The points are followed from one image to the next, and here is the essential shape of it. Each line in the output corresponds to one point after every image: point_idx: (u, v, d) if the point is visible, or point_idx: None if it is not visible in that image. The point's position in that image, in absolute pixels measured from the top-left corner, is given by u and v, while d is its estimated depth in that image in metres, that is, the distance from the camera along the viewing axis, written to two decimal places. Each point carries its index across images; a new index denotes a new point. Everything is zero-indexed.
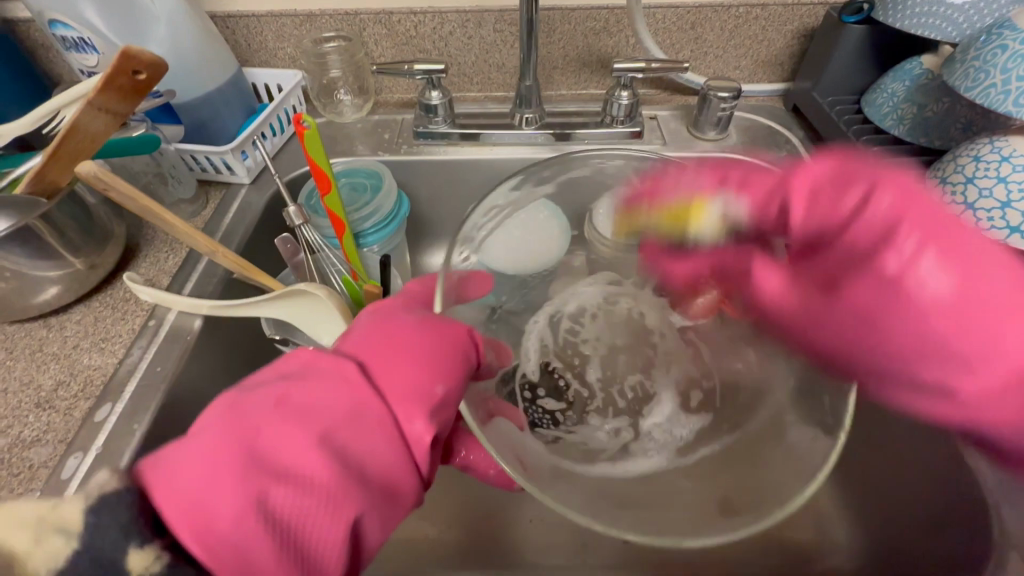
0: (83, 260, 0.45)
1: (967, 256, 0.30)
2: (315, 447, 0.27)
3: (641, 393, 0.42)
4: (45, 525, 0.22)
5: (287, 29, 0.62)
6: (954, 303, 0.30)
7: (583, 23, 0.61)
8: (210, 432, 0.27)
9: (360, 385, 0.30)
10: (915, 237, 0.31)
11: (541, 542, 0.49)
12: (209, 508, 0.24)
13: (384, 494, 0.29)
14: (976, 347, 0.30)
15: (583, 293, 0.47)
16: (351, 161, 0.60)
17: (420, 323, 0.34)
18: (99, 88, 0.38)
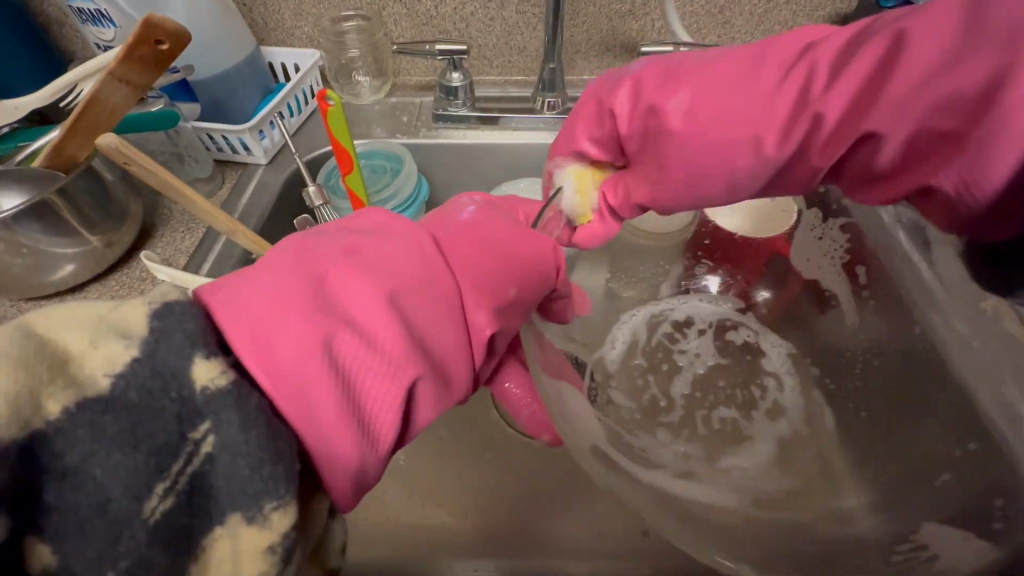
0: (99, 237, 0.44)
1: (698, 86, 0.33)
2: (384, 301, 0.25)
3: (734, 428, 0.43)
4: (102, 327, 0.19)
5: (305, 7, 0.60)
6: (695, 113, 0.32)
7: (608, 5, 0.60)
8: (277, 267, 0.25)
9: (435, 258, 0.28)
10: (656, 90, 0.34)
11: (559, 531, 0.48)
12: (273, 337, 0.22)
13: (442, 376, 0.27)
14: (732, 123, 0.32)
15: (699, 306, 0.48)
16: (371, 142, 0.59)
17: (500, 231, 0.33)
18: (121, 59, 0.37)
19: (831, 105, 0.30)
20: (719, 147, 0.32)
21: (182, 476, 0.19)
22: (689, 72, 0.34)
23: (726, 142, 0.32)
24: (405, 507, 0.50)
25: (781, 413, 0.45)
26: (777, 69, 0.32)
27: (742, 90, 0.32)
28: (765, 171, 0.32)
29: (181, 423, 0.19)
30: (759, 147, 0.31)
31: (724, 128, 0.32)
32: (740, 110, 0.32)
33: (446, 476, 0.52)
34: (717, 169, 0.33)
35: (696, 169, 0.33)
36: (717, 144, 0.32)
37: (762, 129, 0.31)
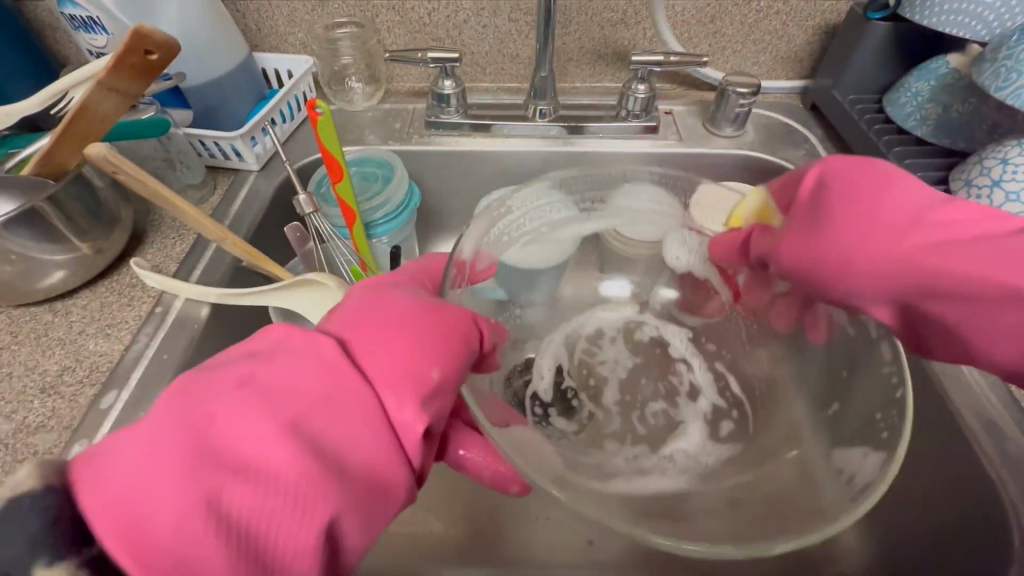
0: (89, 244, 0.44)
1: (880, 196, 0.36)
2: (280, 434, 0.25)
3: (666, 417, 0.44)
4: None
5: (299, 14, 0.60)
6: (855, 215, 0.36)
7: (601, 14, 0.60)
8: (157, 416, 0.25)
9: (340, 372, 0.28)
10: (838, 183, 0.37)
11: (548, 537, 0.48)
12: (150, 511, 0.22)
13: (364, 491, 0.27)
14: (879, 233, 0.36)
15: (606, 318, 0.50)
16: (363, 149, 0.59)
17: (408, 311, 0.33)
18: (110, 68, 0.37)
19: (937, 257, 0.33)
20: (857, 245, 0.36)
21: None
22: (880, 182, 0.36)
23: (870, 249, 0.35)
24: (395, 513, 0.50)
25: (699, 393, 0.46)
26: (937, 212, 0.35)
27: (914, 207, 0.35)
28: (900, 289, 0.35)
29: None
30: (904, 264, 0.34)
31: (866, 236, 0.36)
32: (895, 219, 0.35)
33: (437, 482, 0.52)
34: (859, 261, 0.36)
35: (843, 257, 0.36)
36: (863, 241, 0.36)
37: (903, 247, 0.35)
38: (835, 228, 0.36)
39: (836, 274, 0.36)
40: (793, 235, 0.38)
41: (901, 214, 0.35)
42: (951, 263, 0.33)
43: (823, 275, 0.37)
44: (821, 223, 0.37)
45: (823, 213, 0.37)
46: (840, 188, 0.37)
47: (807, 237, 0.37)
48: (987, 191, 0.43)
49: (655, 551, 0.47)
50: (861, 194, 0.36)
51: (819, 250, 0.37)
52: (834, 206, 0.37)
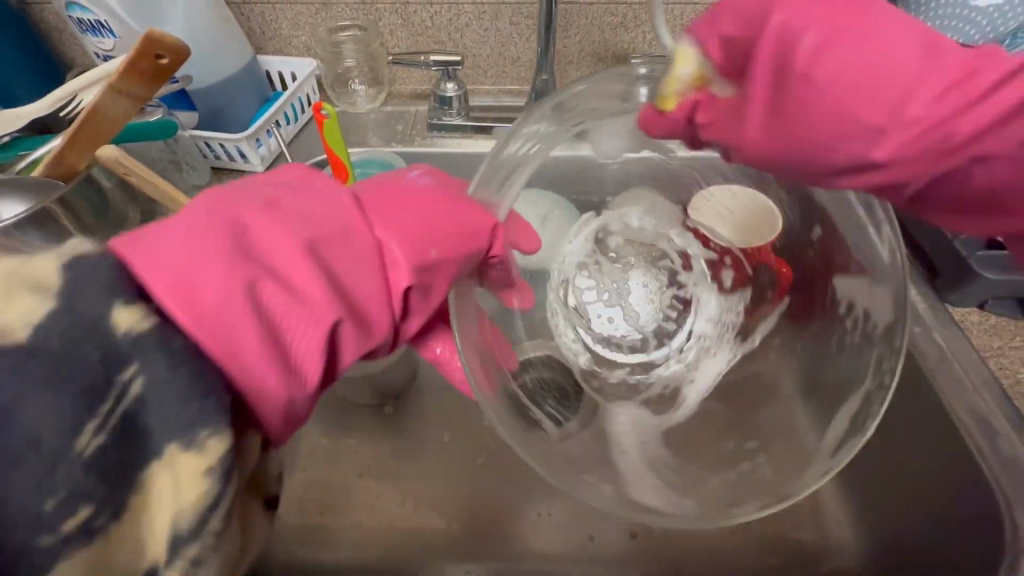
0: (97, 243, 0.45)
1: (849, 49, 0.28)
2: (303, 250, 0.27)
3: (678, 315, 0.47)
4: (14, 281, 0.19)
5: (302, 17, 0.61)
6: (844, 79, 0.28)
7: (601, 17, 0.61)
8: (190, 215, 0.26)
9: (355, 216, 0.30)
10: (815, 36, 0.28)
11: (551, 533, 0.49)
12: (194, 279, 0.23)
13: (363, 321, 0.28)
14: (857, 104, 0.28)
15: (572, 252, 0.49)
16: (367, 151, 0.60)
17: (418, 188, 0.34)
18: (121, 73, 0.38)
19: (890, 137, 0.28)
20: (829, 120, 0.29)
21: (113, 418, 0.19)
22: (855, 13, 0.29)
23: (857, 109, 0.28)
24: (399, 508, 0.51)
25: (692, 256, 0.48)
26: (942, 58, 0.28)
27: (914, 53, 0.28)
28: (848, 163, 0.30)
29: (107, 367, 0.20)
30: (885, 130, 0.28)
31: (878, 84, 0.28)
32: (878, 89, 0.28)
33: (440, 478, 0.52)
34: (846, 133, 0.29)
35: (785, 136, 0.30)
36: (851, 113, 0.28)
37: (884, 128, 0.28)
38: (818, 109, 0.29)
39: (786, 148, 0.31)
40: (790, 112, 0.30)
41: (887, 80, 0.28)
42: (958, 130, 0.28)
43: (778, 151, 0.31)
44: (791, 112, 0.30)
45: (800, 87, 0.29)
46: (832, 27, 0.29)
47: (789, 115, 0.30)
48: None
49: (656, 545, 0.48)
50: (834, 52, 0.28)
51: (804, 130, 0.30)
52: (818, 69, 0.28)
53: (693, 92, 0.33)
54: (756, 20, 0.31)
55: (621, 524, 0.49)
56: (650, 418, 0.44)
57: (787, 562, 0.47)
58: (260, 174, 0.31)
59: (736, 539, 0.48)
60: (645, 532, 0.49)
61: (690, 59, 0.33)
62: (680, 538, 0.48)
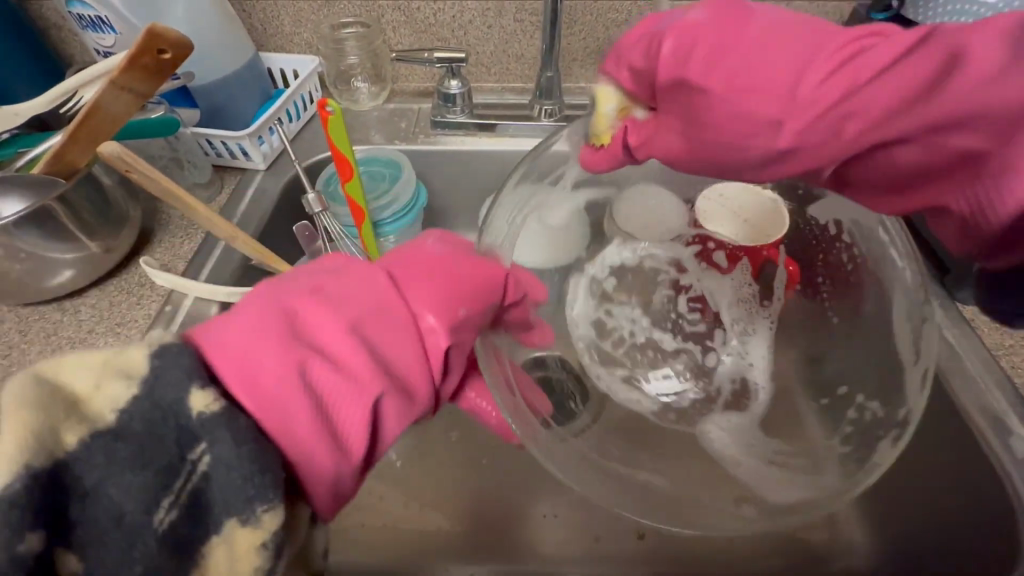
0: (98, 242, 0.44)
1: (737, 51, 0.28)
2: (348, 332, 0.26)
3: (704, 316, 0.49)
4: (110, 370, 0.21)
5: (304, 14, 0.61)
6: (737, 81, 0.28)
7: (605, 14, 0.61)
8: (246, 300, 0.26)
9: (390, 290, 0.29)
10: (704, 45, 0.29)
11: (557, 534, 0.49)
12: (252, 367, 0.24)
13: (409, 396, 0.28)
14: (756, 102, 0.28)
15: (580, 310, 0.48)
16: (370, 149, 0.59)
17: (455, 253, 0.33)
18: (123, 67, 0.37)
19: (799, 128, 0.28)
20: (734, 122, 0.29)
21: (184, 491, 0.21)
22: (739, 19, 0.29)
23: (748, 110, 0.29)
24: (402, 510, 0.50)
25: (686, 269, 0.49)
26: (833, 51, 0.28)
27: (804, 50, 0.28)
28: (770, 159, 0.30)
29: (181, 445, 0.21)
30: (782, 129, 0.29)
31: (763, 89, 0.28)
32: (768, 82, 0.28)
33: (444, 479, 0.52)
34: (751, 135, 0.29)
35: (700, 142, 0.31)
36: (752, 110, 0.28)
37: (783, 121, 0.28)
38: (721, 114, 0.29)
39: (705, 153, 0.31)
40: (695, 123, 0.30)
41: (780, 75, 0.28)
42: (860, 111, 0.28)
43: (697, 155, 0.31)
44: (699, 120, 0.30)
45: (701, 94, 0.29)
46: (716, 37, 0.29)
47: (698, 125, 0.30)
48: None
49: (663, 546, 0.48)
50: (725, 58, 0.28)
51: (716, 138, 0.30)
52: (711, 78, 0.28)
53: (619, 127, 0.33)
54: (654, 36, 0.30)
55: (627, 523, 0.49)
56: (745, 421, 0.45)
57: (796, 564, 0.46)
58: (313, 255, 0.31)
59: (744, 540, 0.48)
60: (652, 533, 0.48)
61: (610, 94, 0.33)
62: (687, 539, 0.48)
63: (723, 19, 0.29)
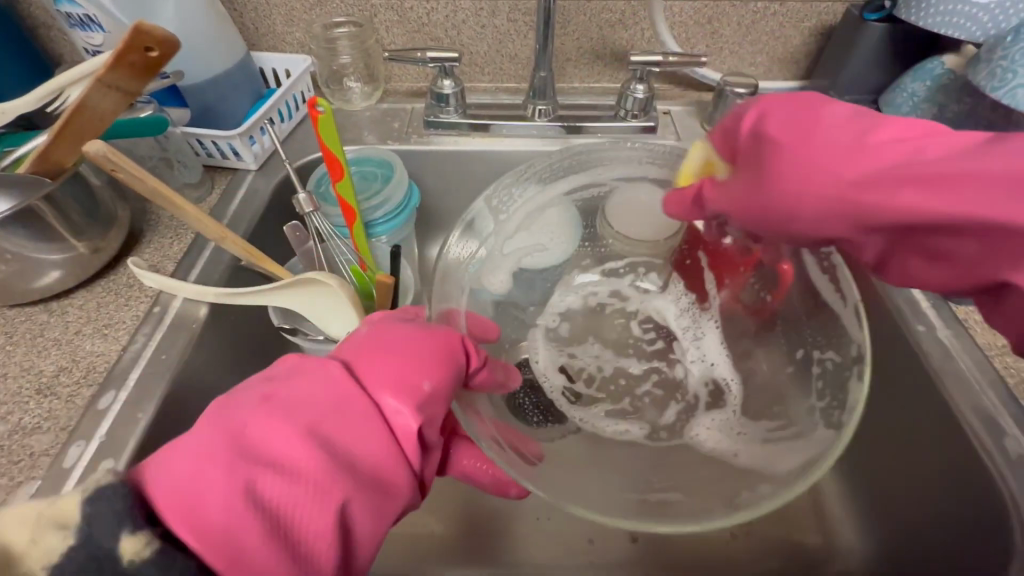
0: (85, 243, 0.43)
1: (806, 125, 0.33)
2: (301, 437, 0.28)
3: (662, 333, 0.49)
4: (42, 523, 0.22)
5: (296, 13, 0.60)
6: (793, 143, 0.33)
7: (599, 14, 0.60)
8: (201, 425, 0.28)
9: (345, 383, 0.31)
10: (776, 121, 0.34)
11: (550, 536, 0.48)
12: (197, 497, 0.24)
13: (374, 487, 0.29)
14: (811, 161, 0.32)
15: (544, 356, 0.48)
16: (362, 149, 0.59)
17: (403, 335, 0.35)
18: (109, 65, 0.37)
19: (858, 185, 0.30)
20: (789, 174, 0.32)
21: None
22: (816, 113, 0.33)
23: (814, 167, 0.32)
24: None
25: (640, 312, 0.50)
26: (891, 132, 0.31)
27: (868, 129, 0.32)
28: (817, 212, 0.32)
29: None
30: (851, 189, 0.30)
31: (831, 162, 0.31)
32: (826, 148, 0.32)
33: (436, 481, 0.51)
34: (808, 185, 0.32)
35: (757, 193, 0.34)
36: (808, 167, 0.32)
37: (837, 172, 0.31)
38: (780, 170, 0.33)
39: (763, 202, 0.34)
40: (758, 179, 0.34)
41: (842, 149, 0.31)
42: (919, 177, 0.28)
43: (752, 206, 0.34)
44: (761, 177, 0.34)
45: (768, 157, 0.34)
46: (805, 120, 0.33)
47: (758, 181, 0.34)
48: None
49: (655, 548, 0.48)
50: (796, 127, 0.33)
51: (774, 190, 0.33)
52: (776, 141, 0.33)
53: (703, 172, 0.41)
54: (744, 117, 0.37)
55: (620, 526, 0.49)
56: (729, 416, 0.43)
57: (789, 567, 0.46)
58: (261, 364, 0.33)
59: (737, 543, 0.48)
60: (645, 536, 0.48)
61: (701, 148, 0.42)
62: (680, 541, 0.48)
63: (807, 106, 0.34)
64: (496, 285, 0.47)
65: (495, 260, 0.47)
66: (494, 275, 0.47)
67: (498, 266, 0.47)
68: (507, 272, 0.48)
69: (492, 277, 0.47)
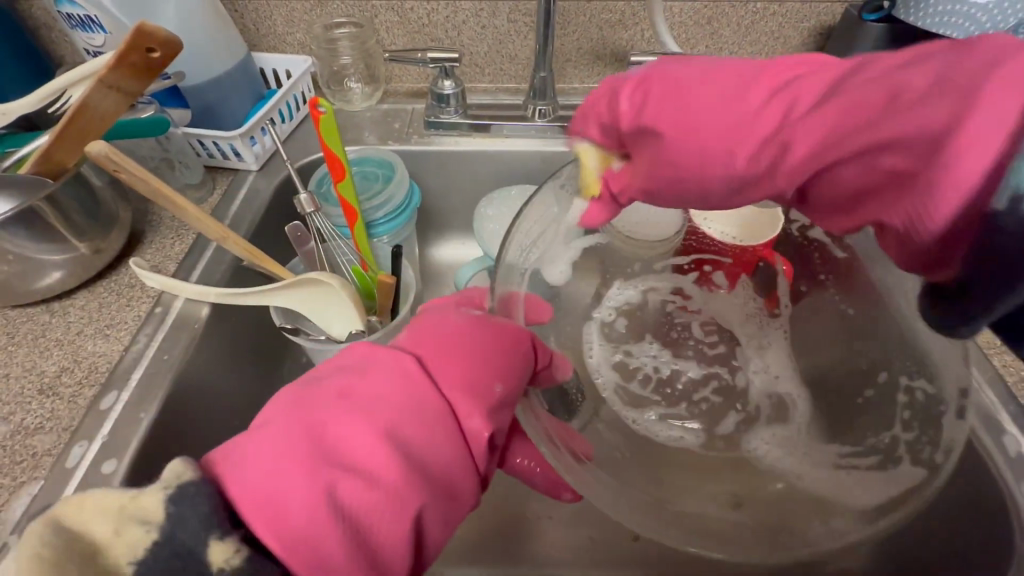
0: (88, 243, 0.43)
1: (678, 93, 0.29)
2: (377, 440, 0.28)
3: (723, 337, 0.48)
4: (124, 517, 0.23)
5: (297, 14, 0.60)
6: (669, 118, 0.29)
7: (599, 15, 0.61)
8: (282, 420, 0.29)
9: (418, 383, 0.31)
10: (645, 95, 0.30)
11: (552, 536, 0.48)
12: (282, 503, 0.25)
13: (445, 491, 0.29)
14: (693, 133, 0.28)
15: (598, 353, 0.46)
16: (363, 149, 0.59)
17: (468, 329, 0.35)
18: (112, 66, 0.37)
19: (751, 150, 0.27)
20: (676, 153, 0.29)
21: None
22: (687, 77, 0.29)
23: (699, 139, 0.28)
24: None
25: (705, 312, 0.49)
26: (775, 75, 0.28)
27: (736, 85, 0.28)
28: (721, 182, 0.29)
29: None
30: (754, 161, 0.27)
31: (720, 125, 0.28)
32: (704, 117, 0.28)
33: None
34: (702, 160, 0.28)
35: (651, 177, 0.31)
36: (694, 139, 0.28)
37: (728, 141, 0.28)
38: (668, 149, 0.29)
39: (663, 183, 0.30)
40: (647, 159, 0.31)
41: (721, 112, 0.28)
42: (814, 132, 0.25)
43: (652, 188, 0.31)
44: (651, 158, 0.30)
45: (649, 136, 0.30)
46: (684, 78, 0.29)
47: (650, 161, 0.30)
48: None
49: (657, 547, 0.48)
50: (668, 98, 0.29)
51: (666, 170, 0.30)
52: (650, 116, 0.30)
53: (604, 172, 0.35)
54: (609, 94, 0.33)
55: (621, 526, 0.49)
56: (792, 433, 0.42)
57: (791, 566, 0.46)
58: (335, 358, 0.34)
59: None
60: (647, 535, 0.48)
61: (589, 151, 0.35)
62: None
63: (670, 73, 0.30)
64: (555, 277, 0.43)
65: (551, 250, 0.42)
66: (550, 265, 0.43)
67: (555, 255, 0.43)
68: (565, 260, 0.44)
69: (550, 266, 0.43)
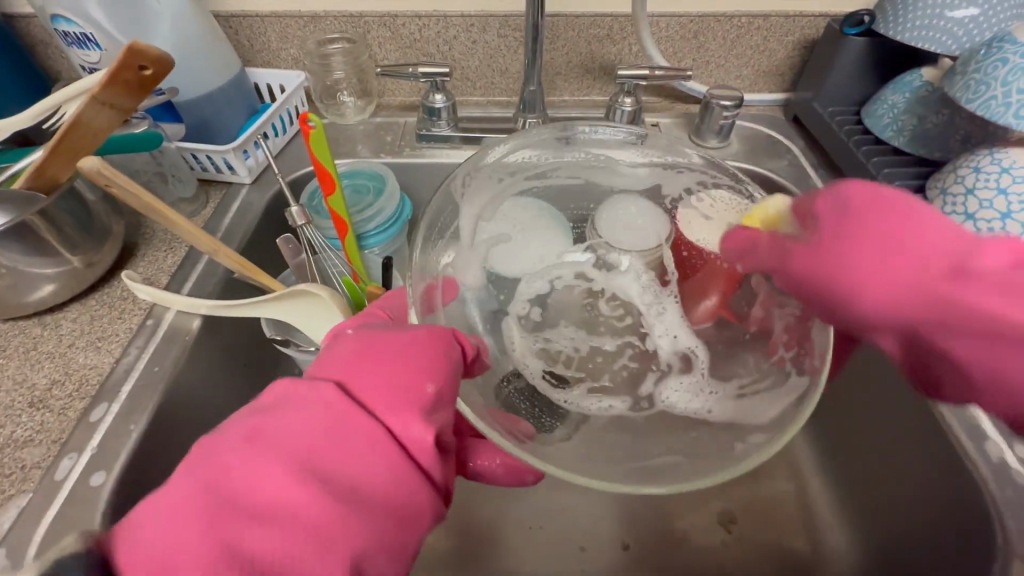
0: (80, 256, 0.44)
1: (898, 228, 0.26)
2: (295, 475, 0.25)
3: (628, 309, 0.48)
4: None
5: (290, 30, 0.61)
6: (885, 249, 0.26)
7: (587, 30, 0.62)
8: (180, 475, 0.26)
9: (340, 403, 0.28)
10: (860, 217, 0.27)
11: (542, 544, 0.48)
12: (179, 565, 0.23)
13: (388, 517, 0.27)
14: (910, 277, 0.25)
15: (519, 345, 0.46)
16: (355, 162, 0.59)
17: (395, 343, 0.32)
18: (105, 85, 0.38)
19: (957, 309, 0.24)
20: (888, 289, 0.26)
21: None
22: (905, 212, 0.26)
23: (905, 279, 0.25)
24: None
25: (610, 291, 0.48)
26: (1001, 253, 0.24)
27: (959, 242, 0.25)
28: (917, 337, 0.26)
29: None
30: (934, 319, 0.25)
31: (883, 284, 0.26)
32: (912, 261, 0.25)
33: None
34: (900, 305, 0.26)
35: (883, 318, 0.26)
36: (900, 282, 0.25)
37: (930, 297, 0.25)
38: (873, 282, 0.26)
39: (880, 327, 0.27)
40: (838, 282, 0.27)
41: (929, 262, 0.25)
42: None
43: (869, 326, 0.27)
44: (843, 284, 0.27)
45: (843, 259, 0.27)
46: (856, 219, 0.27)
47: (834, 278, 0.28)
48: (961, 200, 0.44)
49: (646, 555, 0.48)
50: (898, 227, 0.26)
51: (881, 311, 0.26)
52: (861, 239, 0.27)
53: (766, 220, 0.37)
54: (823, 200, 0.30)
55: (611, 534, 0.49)
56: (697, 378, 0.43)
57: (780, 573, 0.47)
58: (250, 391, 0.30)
59: (727, 550, 0.48)
60: (636, 542, 0.48)
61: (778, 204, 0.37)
62: (671, 546, 0.48)
63: (885, 205, 0.27)
64: (470, 278, 0.45)
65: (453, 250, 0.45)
66: (460, 267, 0.45)
67: (461, 256, 0.45)
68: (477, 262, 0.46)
69: (463, 270, 0.45)
